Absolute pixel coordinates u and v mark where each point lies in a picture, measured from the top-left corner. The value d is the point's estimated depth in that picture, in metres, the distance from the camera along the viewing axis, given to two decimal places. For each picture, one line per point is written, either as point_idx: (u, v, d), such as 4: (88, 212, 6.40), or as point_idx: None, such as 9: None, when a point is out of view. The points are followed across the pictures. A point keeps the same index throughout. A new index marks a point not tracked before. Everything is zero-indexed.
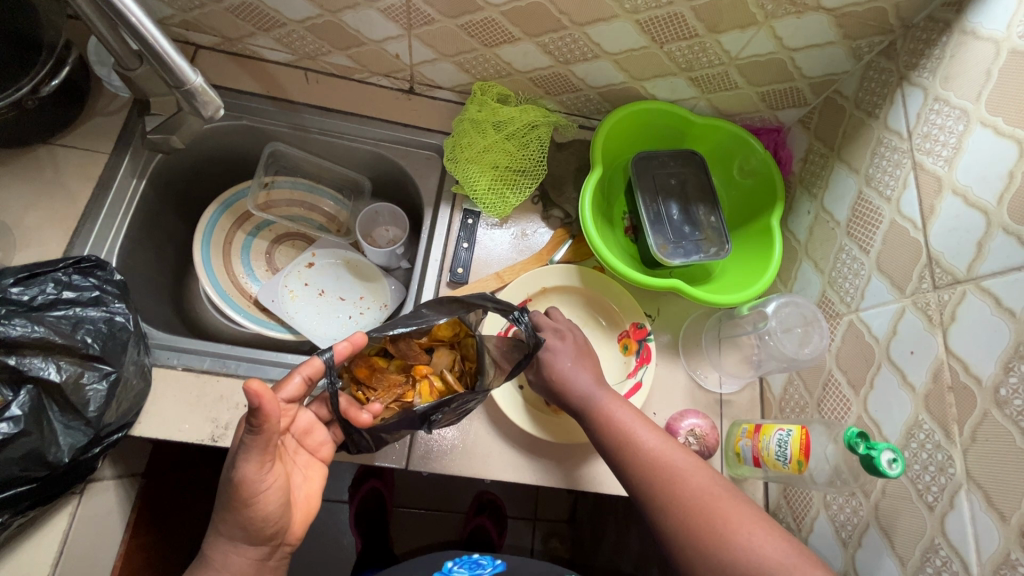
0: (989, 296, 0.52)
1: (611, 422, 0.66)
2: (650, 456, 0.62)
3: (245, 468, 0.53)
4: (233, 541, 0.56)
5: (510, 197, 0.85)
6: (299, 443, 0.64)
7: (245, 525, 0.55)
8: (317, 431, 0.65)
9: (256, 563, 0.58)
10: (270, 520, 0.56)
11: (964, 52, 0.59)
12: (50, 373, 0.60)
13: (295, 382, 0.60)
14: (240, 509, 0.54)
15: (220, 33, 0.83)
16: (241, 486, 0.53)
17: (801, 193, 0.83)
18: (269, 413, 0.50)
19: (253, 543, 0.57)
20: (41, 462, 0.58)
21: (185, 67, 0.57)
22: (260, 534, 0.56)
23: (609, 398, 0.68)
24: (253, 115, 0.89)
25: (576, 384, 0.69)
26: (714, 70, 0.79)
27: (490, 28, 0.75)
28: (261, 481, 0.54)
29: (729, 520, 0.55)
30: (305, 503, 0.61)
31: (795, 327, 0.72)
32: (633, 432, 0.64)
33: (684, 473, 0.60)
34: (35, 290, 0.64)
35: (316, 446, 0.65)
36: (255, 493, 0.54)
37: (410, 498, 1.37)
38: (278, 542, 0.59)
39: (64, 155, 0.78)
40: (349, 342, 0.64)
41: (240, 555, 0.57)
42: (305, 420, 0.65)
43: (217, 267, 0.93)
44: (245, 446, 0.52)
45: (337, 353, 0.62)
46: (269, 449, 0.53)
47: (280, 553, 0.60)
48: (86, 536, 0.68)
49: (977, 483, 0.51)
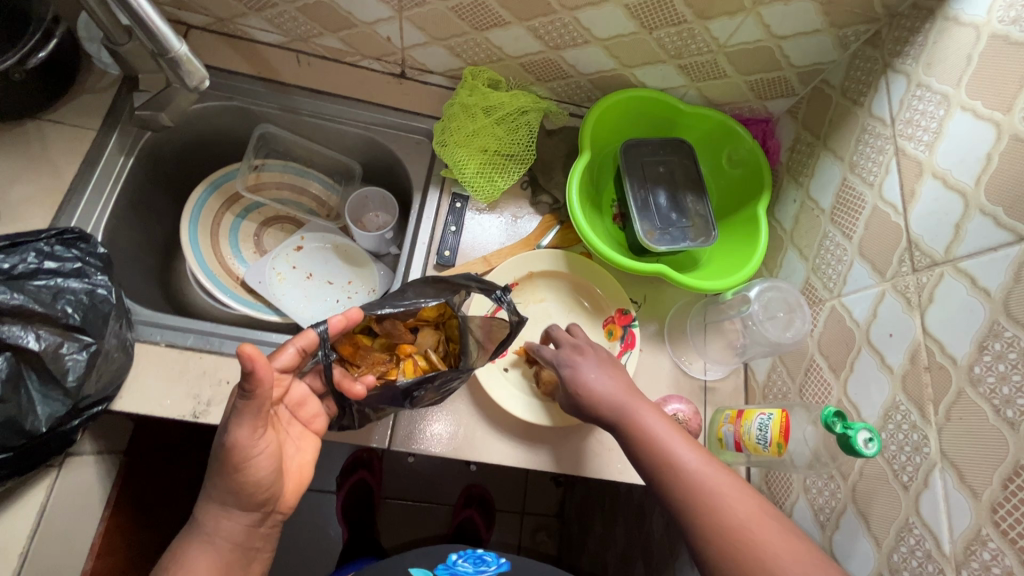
0: (965, 277, 0.53)
1: (642, 436, 0.59)
2: (689, 477, 0.55)
3: (237, 433, 0.53)
4: (225, 506, 0.56)
5: (498, 180, 0.86)
6: (293, 415, 0.63)
7: (237, 490, 0.55)
8: (311, 404, 0.65)
9: (247, 529, 0.58)
10: (261, 487, 0.56)
11: (946, 38, 0.60)
12: (29, 341, 0.59)
13: (289, 352, 0.60)
14: (232, 474, 0.54)
15: (211, 13, 0.83)
16: (232, 451, 0.53)
17: (788, 181, 0.84)
18: (262, 378, 0.51)
19: (245, 509, 0.57)
20: (18, 431, 0.58)
21: (168, 34, 0.56)
22: (252, 501, 0.56)
23: (640, 406, 0.61)
24: (244, 96, 0.89)
25: (602, 392, 0.63)
26: (703, 57, 0.79)
27: (480, 11, 0.75)
28: (255, 447, 0.54)
29: (779, 556, 0.49)
30: (297, 473, 0.62)
31: (779, 312, 0.73)
32: (670, 448, 0.57)
33: (728, 498, 0.53)
34: (16, 259, 0.63)
35: (309, 419, 0.65)
36: (246, 458, 0.54)
37: (398, 489, 1.36)
38: (269, 509, 0.59)
39: (51, 130, 0.77)
40: (345, 316, 0.64)
41: (232, 520, 0.57)
42: (299, 393, 0.64)
43: (204, 247, 0.92)
44: (238, 411, 0.53)
45: (331, 326, 0.62)
46: (262, 415, 0.54)
47: (271, 521, 0.60)
48: (64, 510, 0.68)
49: (950, 461, 0.51)
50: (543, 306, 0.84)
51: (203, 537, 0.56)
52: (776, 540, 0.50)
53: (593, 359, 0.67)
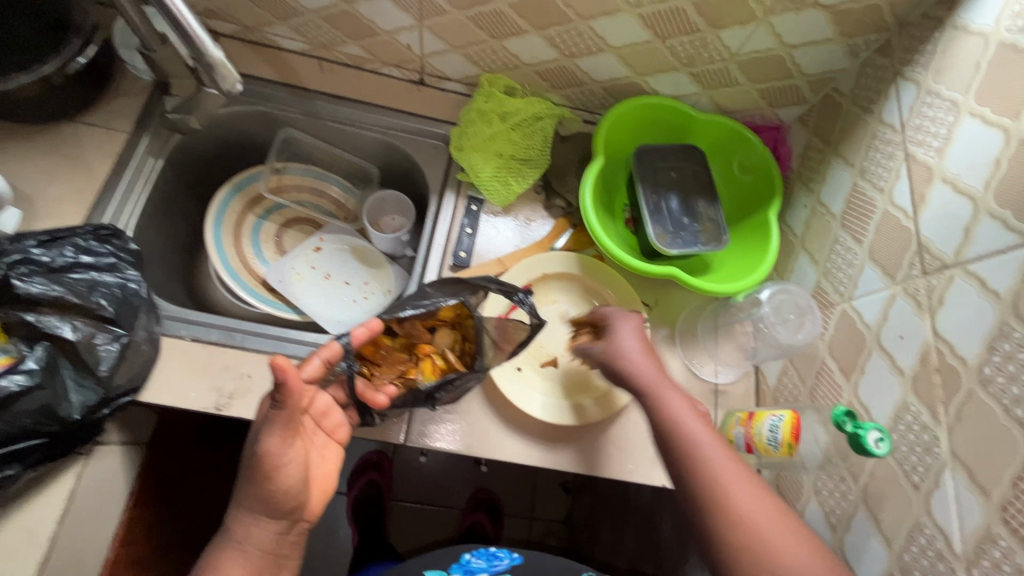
0: (975, 279, 0.54)
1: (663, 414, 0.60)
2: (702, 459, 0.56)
3: (268, 442, 0.57)
4: (255, 515, 0.59)
5: (514, 184, 0.88)
6: (317, 424, 0.65)
7: (267, 498, 0.58)
8: (334, 414, 0.67)
9: (276, 537, 0.61)
10: (290, 495, 0.59)
11: (954, 47, 0.61)
12: (65, 332, 0.61)
13: (315, 364, 0.62)
14: (263, 482, 0.58)
15: (239, 22, 0.86)
16: (264, 459, 0.57)
17: (799, 188, 0.85)
18: (292, 389, 0.55)
19: (274, 518, 0.60)
20: (53, 417, 0.60)
21: (205, 40, 0.59)
22: (281, 508, 0.59)
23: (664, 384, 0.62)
24: (268, 101, 0.92)
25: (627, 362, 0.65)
26: (714, 66, 0.81)
27: (499, 20, 0.78)
28: (283, 455, 0.58)
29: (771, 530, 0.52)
30: (323, 482, 0.64)
31: (790, 315, 0.74)
32: (688, 430, 0.58)
33: (735, 486, 0.54)
34: (54, 252, 0.66)
35: (333, 428, 0.66)
36: (276, 466, 0.58)
37: (407, 491, 1.37)
38: (296, 517, 0.61)
39: (86, 132, 0.81)
40: (366, 327, 0.67)
41: (261, 528, 0.60)
42: (322, 402, 0.66)
43: (227, 246, 0.95)
44: (271, 420, 0.57)
45: (353, 338, 0.66)
46: (291, 424, 0.58)
47: (298, 529, 0.63)
48: (91, 498, 0.70)
49: (961, 461, 0.52)
50: (556, 307, 0.85)
51: (234, 544, 0.59)
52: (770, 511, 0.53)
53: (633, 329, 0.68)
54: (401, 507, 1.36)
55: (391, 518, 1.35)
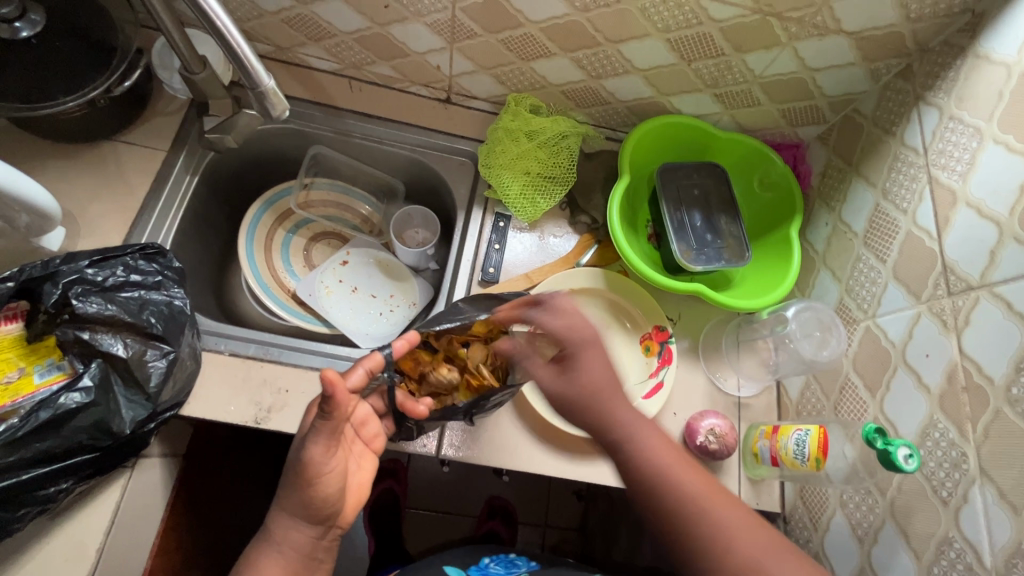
0: (1001, 301, 0.56)
1: (656, 472, 0.58)
2: (705, 518, 0.55)
3: (313, 449, 0.58)
4: (294, 518, 0.61)
5: (540, 202, 0.91)
6: (356, 433, 0.67)
7: (307, 502, 0.60)
8: (372, 423, 0.69)
9: (312, 540, 0.62)
10: (328, 501, 0.61)
11: (977, 75, 0.63)
12: (118, 349, 0.64)
13: (359, 373, 0.65)
14: (305, 487, 0.59)
15: (274, 42, 0.89)
16: (308, 465, 0.58)
17: (819, 205, 0.87)
18: (339, 403, 0.55)
19: (311, 522, 0.61)
20: (106, 432, 0.62)
21: (260, 71, 0.61)
22: (318, 514, 0.61)
23: (647, 434, 0.60)
24: (300, 120, 0.94)
25: (585, 398, 0.61)
26: (737, 87, 0.83)
27: (529, 43, 0.80)
28: (326, 464, 0.59)
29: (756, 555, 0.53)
30: (358, 491, 0.65)
31: (814, 332, 0.76)
32: (686, 488, 0.57)
33: (740, 538, 0.54)
34: (107, 272, 0.68)
35: (370, 438, 0.68)
36: (318, 474, 0.59)
37: (423, 499, 1.39)
38: (331, 523, 0.63)
39: (126, 151, 0.83)
40: (405, 339, 0.69)
41: (300, 532, 0.61)
42: (363, 412, 0.68)
43: (258, 260, 0.97)
44: (315, 429, 0.57)
45: (394, 349, 0.68)
46: (336, 435, 0.58)
47: (332, 534, 0.64)
48: (135, 510, 0.72)
49: (989, 477, 0.54)
50: None
51: (273, 545, 0.61)
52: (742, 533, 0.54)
53: (596, 359, 0.63)
54: (417, 514, 1.38)
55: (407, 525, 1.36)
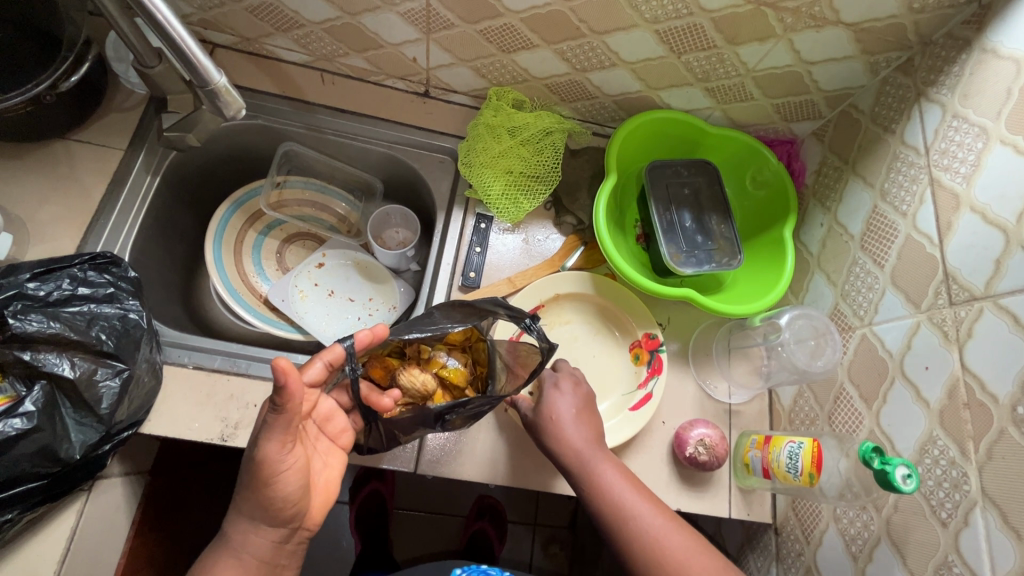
0: (1006, 314, 0.53)
1: (604, 497, 0.63)
2: (640, 531, 0.60)
3: (267, 447, 0.53)
4: (254, 522, 0.56)
5: (523, 203, 0.86)
6: (320, 430, 0.63)
7: (266, 504, 0.55)
8: (338, 419, 0.65)
9: (274, 545, 0.57)
10: (289, 502, 0.56)
11: (983, 70, 0.60)
12: (64, 369, 0.60)
13: (317, 367, 0.60)
14: (261, 488, 0.54)
15: (238, 33, 0.83)
16: (262, 465, 0.53)
17: (814, 205, 0.84)
18: (293, 393, 0.50)
19: (272, 525, 0.57)
20: (53, 458, 0.58)
21: (211, 68, 0.56)
22: (279, 516, 0.56)
23: (601, 461, 0.65)
24: (269, 115, 0.89)
25: (552, 426, 0.68)
26: (730, 81, 0.79)
27: (509, 34, 0.75)
28: (283, 461, 0.54)
29: (674, 554, 0.58)
30: (324, 489, 0.61)
31: (808, 339, 0.73)
32: (628, 506, 0.62)
33: (674, 552, 0.59)
34: (51, 285, 0.64)
35: (337, 434, 0.65)
36: (275, 473, 0.54)
37: (409, 500, 1.35)
38: (296, 525, 0.58)
39: (79, 151, 0.77)
40: (370, 331, 0.64)
41: (260, 535, 0.57)
42: (326, 407, 0.64)
43: (228, 264, 0.93)
44: (268, 425, 0.53)
45: (357, 341, 0.63)
46: (292, 429, 0.53)
47: (298, 538, 0.60)
48: (94, 533, 0.68)
49: (991, 500, 0.51)
50: (570, 328, 0.84)
51: (232, 551, 0.56)
52: (669, 539, 0.59)
53: (567, 395, 0.70)
54: (405, 516, 1.34)
55: (395, 528, 1.32)
